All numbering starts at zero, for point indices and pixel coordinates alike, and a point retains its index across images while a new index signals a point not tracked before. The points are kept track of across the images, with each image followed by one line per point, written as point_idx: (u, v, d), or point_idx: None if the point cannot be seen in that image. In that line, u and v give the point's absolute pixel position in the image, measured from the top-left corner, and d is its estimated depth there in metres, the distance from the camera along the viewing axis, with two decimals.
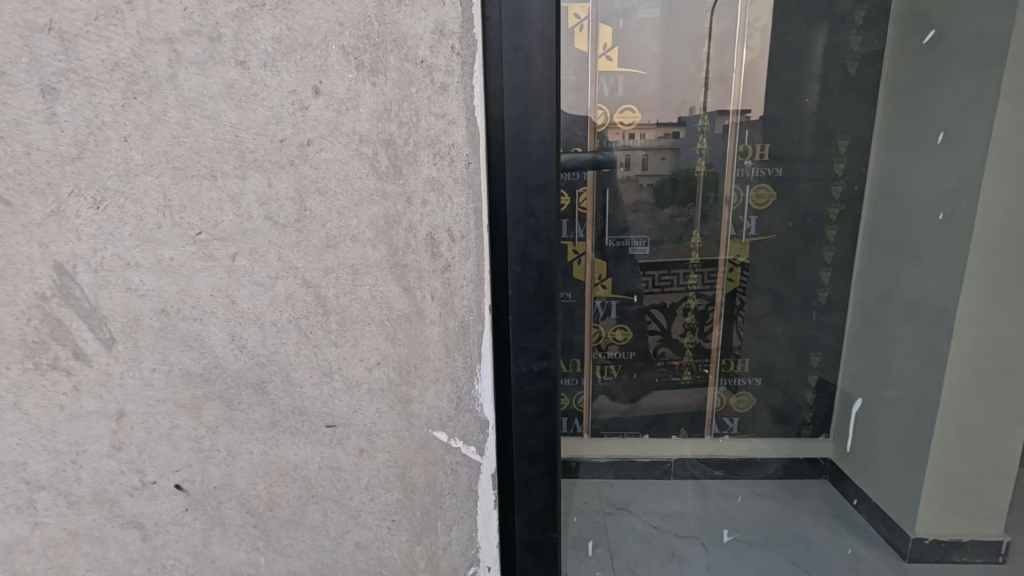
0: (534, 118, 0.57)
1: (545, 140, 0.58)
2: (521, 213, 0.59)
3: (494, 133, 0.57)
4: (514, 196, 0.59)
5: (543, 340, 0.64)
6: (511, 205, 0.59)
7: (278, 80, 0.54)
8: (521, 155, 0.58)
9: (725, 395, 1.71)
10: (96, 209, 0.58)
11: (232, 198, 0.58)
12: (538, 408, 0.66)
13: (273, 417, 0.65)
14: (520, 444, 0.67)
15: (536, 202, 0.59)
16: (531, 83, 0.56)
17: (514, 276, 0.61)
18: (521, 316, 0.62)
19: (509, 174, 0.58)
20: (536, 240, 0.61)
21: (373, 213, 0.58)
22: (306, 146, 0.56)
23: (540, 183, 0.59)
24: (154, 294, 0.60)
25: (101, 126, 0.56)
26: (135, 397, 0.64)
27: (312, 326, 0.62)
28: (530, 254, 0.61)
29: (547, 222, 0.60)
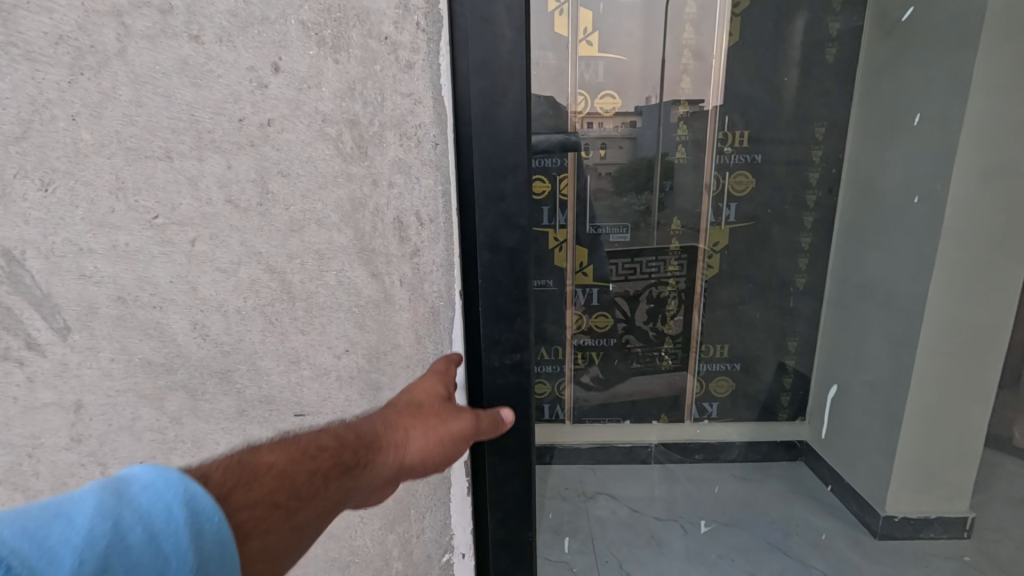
0: (502, 95, 0.53)
1: (514, 119, 0.54)
2: (490, 197, 0.56)
3: (461, 110, 0.54)
4: (482, 179, 0.56)
5: (515, 333, 0.60)
6: (479, 189, 0.56)
7: (234, 55, 0.52)
8: (489, 135, 0.54)
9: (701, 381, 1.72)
10: (44, 192, 0.55)
11: (189, 180, 0.55)
12: (510, 403, 0.62)
13: (239, 406, 0.63)
14: (492, 441, 0.63)
15: (506, 185, 0.56)
16: (500, 55, 0.52)
17: (483, 264, 0.58)
18: (491, 307, 0.59)
19: (475, 156, 0.55)
20: (507, 226, 0.57)
21: (337, 197, 0.56)
22: (267, 126, 0.54)
23: (509, 164, 0.55)
24: (111, 282, 0.58)
25: (47, 103, 0.53)
26: (94, 388, 0.62)
27: (277, 312, 0.60)
28: (499, 240, 0.58)
29: (518, 207, 0.57)
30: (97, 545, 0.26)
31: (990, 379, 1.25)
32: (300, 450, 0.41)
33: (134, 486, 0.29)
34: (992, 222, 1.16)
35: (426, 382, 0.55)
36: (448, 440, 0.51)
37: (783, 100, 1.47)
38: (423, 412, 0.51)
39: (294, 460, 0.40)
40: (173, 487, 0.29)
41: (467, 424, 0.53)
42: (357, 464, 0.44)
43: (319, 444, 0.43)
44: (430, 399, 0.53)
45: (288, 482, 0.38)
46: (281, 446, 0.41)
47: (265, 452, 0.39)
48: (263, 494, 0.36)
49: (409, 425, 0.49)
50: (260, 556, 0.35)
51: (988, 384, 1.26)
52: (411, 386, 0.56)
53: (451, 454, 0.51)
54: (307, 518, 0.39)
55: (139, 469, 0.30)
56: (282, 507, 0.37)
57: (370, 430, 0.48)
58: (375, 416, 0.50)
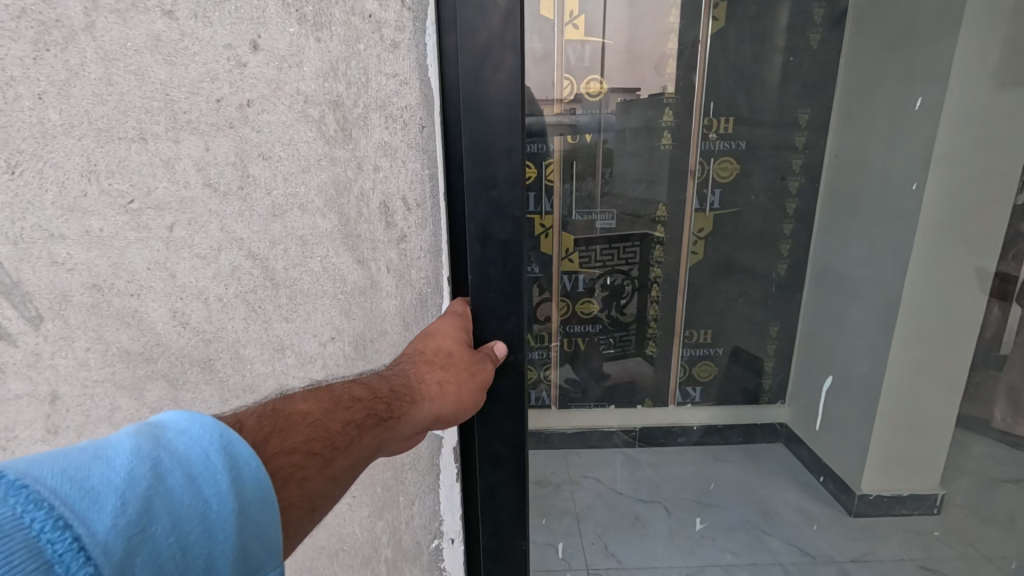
0: (493, 75, 0.51)
1: (507, 100, 0.52)
2: (481, 183, 0.54)
3: (450, 92, 0.53)
4: (473, 165, 0.53)
5: (506, 331, 0.59)
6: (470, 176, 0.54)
7: (210, 31, 0.50)
8: (481, 116, 0.52)
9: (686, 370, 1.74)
10: (11, 174, 0.53)
11: (165, 163, 0.53)
12: (506, 407, 0.62)
13: (222, 396, 0.62)
14: (484, 445, 0.63)
15: (498, 171, 0.54)
16: (490, 32, 0.50)
17: (475, 258, 0.57)
18: (483, 302, 0.58)
19: (466, 142, 0.53)
20: (499, 216, 0.55)
21: (321, 180, 0.55)
22: (246, 107, 0.52)
23: (507, 147, 0.53)
24: (84, 269, 0.56)
25: (9, 81, 0.50)
26: (69, 378, 0.60)
27: (261, 299, 0.58)
28: (492, 232, 0.56)
29: (512, 196, 0.55)
30: (138, 488, 0.23)
31: (963, 360, 1.29)
32: (333, 400, 0.40)
33: (170, 431, 0.26)
34: (966, 211, 1.19)
35: (444, 329, 0.54)
36: (471, 390, 0.52)
37: (769, 85, 1.47)
38: (451, 361, 0.52)
39: (327, 409, 0.38)
40: (209, 431, 0.26)
41: (485, 373, 0.54)
42: (391, 414, 0.43)
43: (351, 395, 0.42)
44: (454, 347, 0.53)
45: (327, 429, 0.37)
46: (312, 396, 0.39)
47: (298, 401, 0.38)
48: (299, 442, 0.34)
49: (435, 374, 0.49)
50: (301, 504, 0.32)
51: (962, 366, 1.30)
52: (429, 330, 0.55)
53: (473, 401, 0.52)
54: (345, 467, 0.37)
55: (173, 412, 0.27)
56: (320, 454, 0.35)
57: (399, 381, 0.47)
58: (400, 365, 0.49)
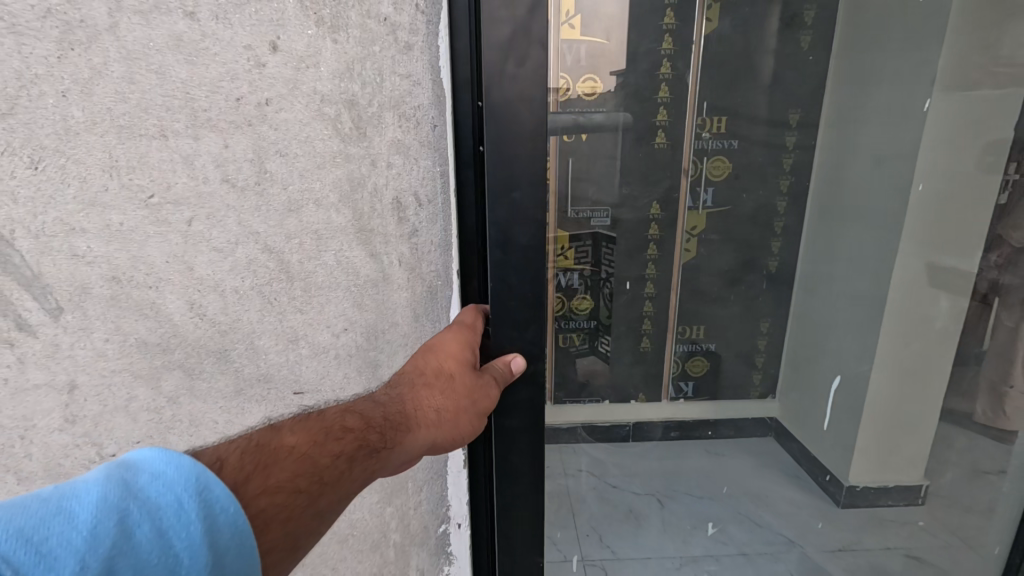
0: (516, 70, 0.56)
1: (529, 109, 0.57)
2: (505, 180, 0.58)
3: (461, 103, 0.65)
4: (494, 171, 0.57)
5: (527, 340, 0.66)
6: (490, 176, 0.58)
7: (230, 33, 0.52)
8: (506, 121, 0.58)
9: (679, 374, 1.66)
10: (34, 170, 0.51)
11: (184, 159, 0.55)
12: (521, 421, 0.70)
13: (237, 385, 0.64)
14: (501, 460, 0.72)
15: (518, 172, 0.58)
16: (515, 27, 0.55)
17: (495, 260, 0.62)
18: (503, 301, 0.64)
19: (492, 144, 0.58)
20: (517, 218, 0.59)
21: (336, 177, 0.59)
22: (264, 105, 0.55)
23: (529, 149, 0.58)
24: (104, 262, 0.57)
25: (35, 79, 0.49)
26: (87, 368, 0.60)
27: (276, 292, 0.61)
28: (513, 237, 0.60)
29: (530, 195, 0.60)
30: (102, 547, 0.27)
31: (948, 355, 1.36)
32: (324, 431, 0.46)
33: (144, 478, 0.31)
34: (941, 220, 1.27)
35: (448, 349, 0.60)
36: (470, 417, 0.58)
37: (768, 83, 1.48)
38: (452, 386, 0.57)
39: (315, 443, 0.44)
40: (179, 482, 0.31)
41: (487, 399, 0.61)
42: (384, 444, 0.50)
43: (344, 425, 0.48)
44: (455, 369, 0.59)
45: (317, 460, 0.43)
46: (302, 428, 0.45)
47: (286, 435, 0.44)
48: (283, 479, 0.39)
49: (434, 400, 0.56)
50: (284, 536, 0.38)
51: (947, 360, 1.36)
52: (435, 345, 0.60)
53: (467, 426, 0.58)
54: (331, 500, 0.43)
55: (148, 455, 0.32)
56: (305, 489, 0.41)
57: (396, 410, 0.54)
58: (399, 389, 0.56)
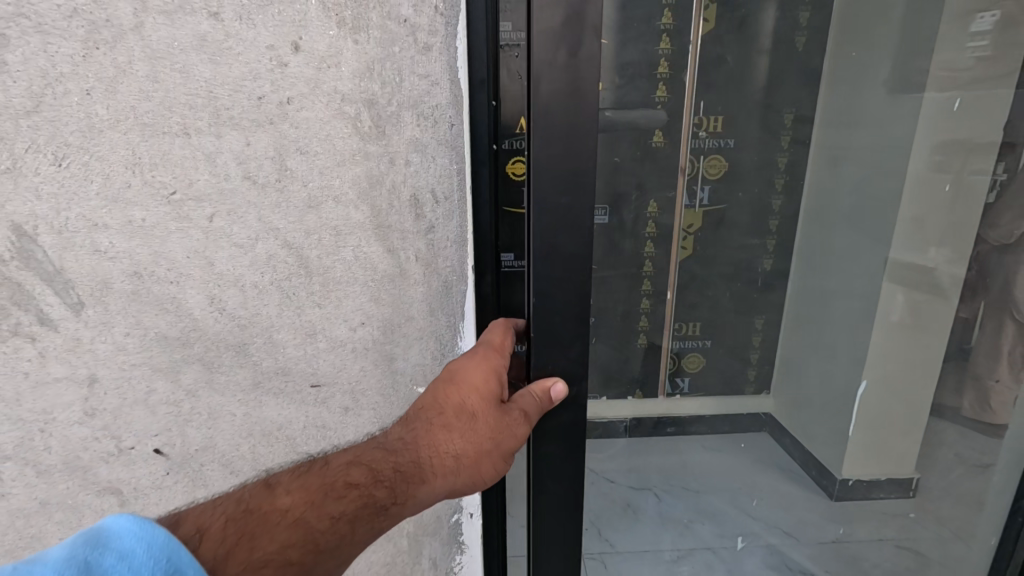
0: (570, 60, 0.53)
1: (578, 108, 0.55)
2: (559, 181, 0.56)
3: (478, 102, 0.67)
4: (540, 174, 0.56)
5: (569, 360, 0.64)
6: (540, 183, 0.57)
7: (253, 33, 0.53)
8: (561, 126, 0.55)
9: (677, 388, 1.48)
10: (56, 166, 0.54)
11: (207, 157, 0.56)
12: (564, 447, 0.68)
13: (255, 378, 0.65)
14: (537, 481, 0.69)
15: (563, 171, 0.57)
16: (568, 11, 0.52)
17: (541, 272, 0.60)
18: (547, 318, 0.61)
19: (539, 142, 0.56)
20: (565, 225, 0.58)
21: (355, 174, 0.60)
22: (286, 104, 0.56)
23: (574, 152, 0.56)
24: (126, 257, 0.58)
25: (59, 78, 0.52)
26: (107, 361, 0.62)
27: (294, 287, 0.62)
28: (559, 246, 0.59)
29: (580, 202, 0.58)
30: None
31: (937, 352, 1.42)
32: (324, 490, 0.48)
33: (110, 555, 0.28)
34: (933, 221, 1.33)
35: (475, 381, 0.59)
36: (492, 459, 0.58)
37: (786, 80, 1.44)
38: (475, 427, 0.57)
39: (311, 505, 0.46)
40: (151, 560, 0.29)
41: (513, 441, 0.59)
42: (393, 498, 0.52)
43: (347, 480, 0.50)
44: (480, 407, 0.58)
45: (311, 523, 0.45)
46: (300, 488, 0.47)
47: (282, 495, 0.46)
48: (271, 552, 0.40)
49: (452, 445, 0.56)
50: None
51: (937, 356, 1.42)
52: (458, 380, 0.60)
53: (486, 473, 0.58)
54: (326, 563, 0.45)
55: (119, 524, 0.30)
56: (297, 559, 0.42)
57: (408, 460, 0.54)
58: (415, 433, 0.56)
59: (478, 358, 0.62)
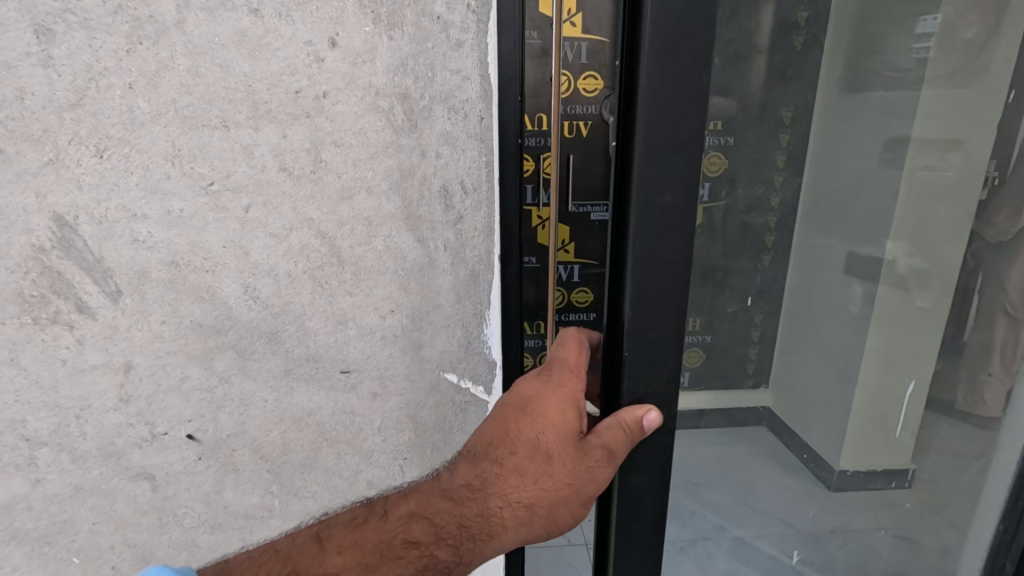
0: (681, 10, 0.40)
1: (694, 70, 0.41)
2: (661, 173, 0.43)
3: (507, 105, 0.61)
4: (640, 167, 0.43)
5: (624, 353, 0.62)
6: (642, 172, 0.43)
7: (292, 29, 0.55)
8: (675, 97, 0.41)
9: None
10: (99, 158, 0.56)
11: (245, 148, 0.58)
12: None
13: (287, 365, 0.67)
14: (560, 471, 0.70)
15: (669, 164, 0.43)
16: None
17: (638, 287, 0.46)
18: (641, 348, 0.48)
19: (642, 123, 0.42)
20: (669, 229, 0.45)
21: (387, 165, 0.61)
22: (322, 98, 0.57)
23: (679, 140, 0.42)
24: (163, 247, 0.60)
25: (103, 71, 0.54)
26: (143, 348, 0.64)
27: (327, 275, 0.64)
28: (659, 254, 0.45)
29: (687, 201, 0.44)
30: None
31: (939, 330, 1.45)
32: (378, 549, 0.52)
33: None
34: None
35: (551, 416, 0.52)
36: (573, 507, 0.51)
37: None
38: (550, 470, 0.51)
39: (366, 565, 0.51)
40: None
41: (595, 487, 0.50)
42: (457, 554, 0.52)
43: (405, 539, 0.52)
44: (555, 447, 0.51)
45: None
46: (354, 546, 0.52)
47: (337, 555, 0.51)
48: None
49: (524, 493, 0.52)
50: None
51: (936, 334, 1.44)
52: (532, 411, 0.53)
53: (564, 520, 0.52)
54: None
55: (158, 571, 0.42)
56: None
57: (472, 509, 0.53)
58: (484, 477, 0.53)
59: (556, 384, 0.54)
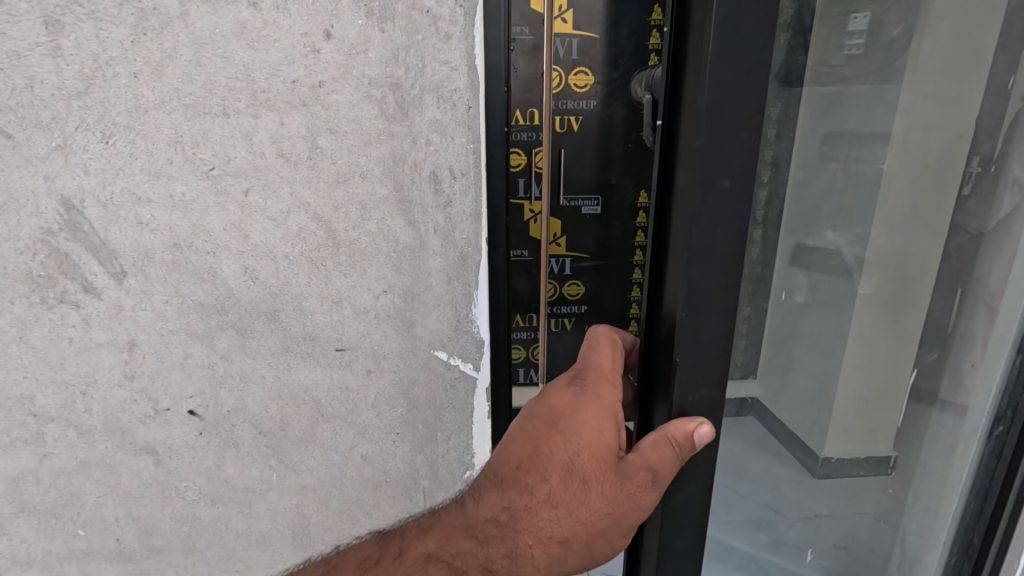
0: None
1: (758, 41, 0.41)
2: (719, 157, 0.44)
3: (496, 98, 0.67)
4: (697, 151, 0.44)
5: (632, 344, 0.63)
6: (705, 152, 0.44)
7: (289, 21, 0.58)
8: (737, 69, 0.41)
9: (570, 309, 1.76)
10: (105, 144, 0.59)
11: (245, 135, 0.61)
12: None
13: (285, 343, 0.70)
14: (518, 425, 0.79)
15: (729, 145, 0.43)
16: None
17: (695, 275, 0.47)
18: (692, 338, 0.49)
19: (702, 103, 0.42)
20: (728, 211, 0.45)
21: (380, 152, 0.64)
22: (318, 87, 0.61)
23: (737, 122, 0.43)
24: (167, 229, 0.63)
25: (110, 61, 0.57)
26: (148, 327, 0.67)
27: (323, 257, 0.67)
28: (715, 242, 0.46)
29: (745, 182, 0.45)
30: None
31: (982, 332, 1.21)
32: None
33: None
34: None
35: (587, 437, 0.54)
36: (613, 535, 0.54)
37: None
38: (586, 501, 0.53)
39: None
40: None
41: (636, 514, 0.52)
42: None
43: None
44: (591, 474, 0.53)
45: None
46: None
47: None
48: None
49: (557, 529, 0.54)
50: None
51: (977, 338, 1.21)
52: (569, 436, 0.55)
53: (599, 547, 0.55)
54: None
55: None
56: None
57: (506, 544, 0.56)
58: (513, 511, 0.56)
59: (590, 396, 0.56)
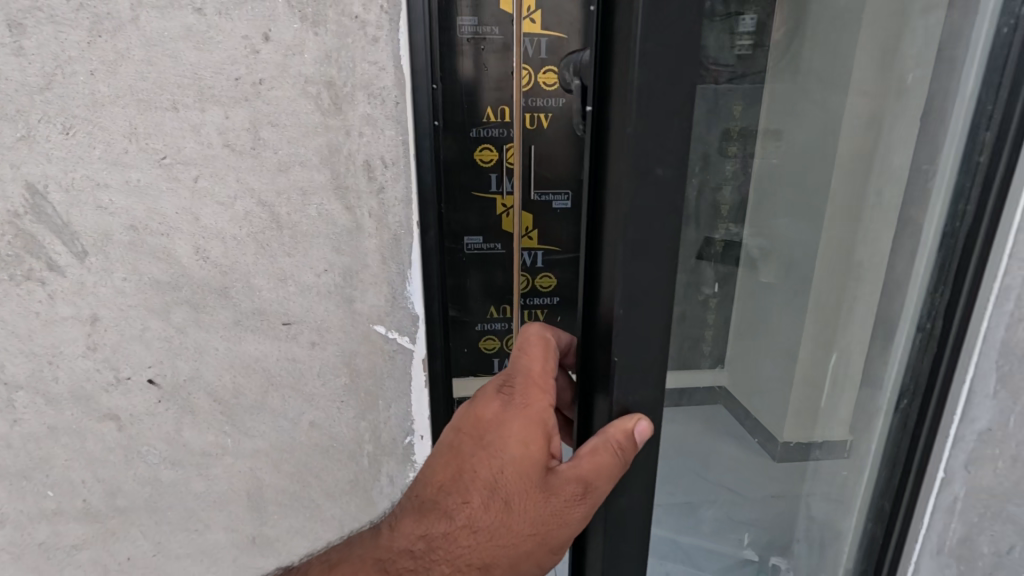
0: None
1: (682, 25, 0.41)
2: (648, 148, 0.43)
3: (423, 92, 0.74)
4: (627, 141, 0.43)
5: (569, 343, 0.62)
6: (635, 141, 0.43)
7: (231, 24, 0.65)
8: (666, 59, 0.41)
9: (542, 300, 1.84)
10: (65, 135, 0.66)
11: (193, 127, 0.68)
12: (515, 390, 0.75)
13: (236, 316, 0.77)
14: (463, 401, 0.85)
15: (660, 136, 0.43)
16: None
17: (631, 273, 0.46)
18: (626, 339, 0.48)
19: (631, 94, 0.42)
20: (660, 203, 0.45)
21: (318, 143, 0.71)
22: (258, 84, 0.67)
23: (666, 113, 0.42)
24: (124, 213, 0.70)
25: (68, 60, 0.63)
26: (108, 303, 0.73)
27: (268, 239, 0.74)
28: (649, 238, 0.46)
29: (678, 174, 0.44)
30: None
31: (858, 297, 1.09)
32: None
33: None
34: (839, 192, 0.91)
35: (513, 452, 0.51)
36: (539, 553, 0.51)
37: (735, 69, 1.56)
38: (509, 521, 0.51)
39: None
40: None
41: (563, 530, 0.51)
42: None
43: None
44: (513, 494, 0.51)
45: None
46: None
47: None
48: None
49: (478, 553, 0.51)
50: None
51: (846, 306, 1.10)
52: (493, 453, 0.52)
53: (524, 568, 0.52)
54: None
55: None
56: None
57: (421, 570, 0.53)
58: (431, 538, 0.53)
59: (519, 405, 0.53)
